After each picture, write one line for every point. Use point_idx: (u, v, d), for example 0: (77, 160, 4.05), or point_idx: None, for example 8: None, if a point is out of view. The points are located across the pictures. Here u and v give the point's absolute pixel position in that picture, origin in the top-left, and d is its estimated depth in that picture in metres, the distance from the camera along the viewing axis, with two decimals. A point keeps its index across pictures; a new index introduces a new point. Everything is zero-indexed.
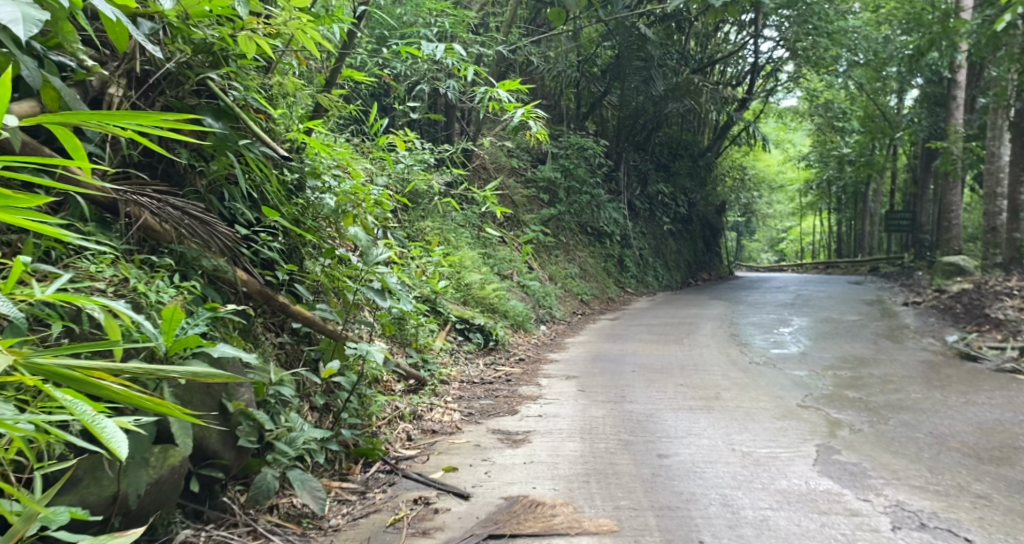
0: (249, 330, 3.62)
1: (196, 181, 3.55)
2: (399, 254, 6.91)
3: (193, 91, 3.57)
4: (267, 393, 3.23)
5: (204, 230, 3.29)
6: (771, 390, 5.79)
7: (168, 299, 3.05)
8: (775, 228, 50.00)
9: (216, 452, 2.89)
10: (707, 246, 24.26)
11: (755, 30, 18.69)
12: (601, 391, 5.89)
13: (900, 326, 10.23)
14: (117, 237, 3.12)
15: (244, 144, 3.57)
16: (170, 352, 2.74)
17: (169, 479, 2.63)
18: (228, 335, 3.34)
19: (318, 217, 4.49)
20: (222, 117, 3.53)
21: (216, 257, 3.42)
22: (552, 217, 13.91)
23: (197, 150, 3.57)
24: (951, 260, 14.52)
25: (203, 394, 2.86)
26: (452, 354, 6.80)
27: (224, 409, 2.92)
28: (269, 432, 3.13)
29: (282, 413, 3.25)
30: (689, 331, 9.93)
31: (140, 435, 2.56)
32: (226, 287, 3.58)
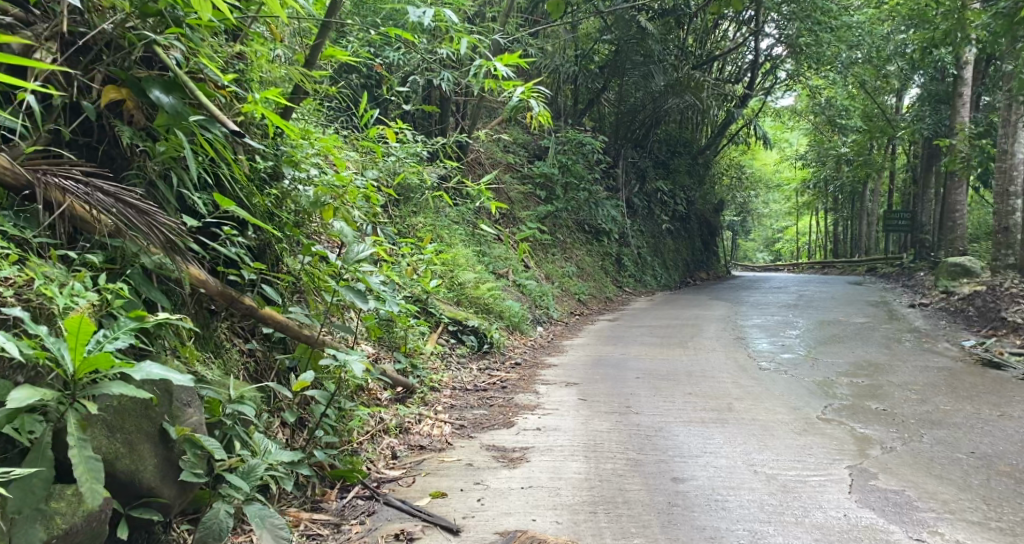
0: (206, 338, 3.28)
1: (143, 163, 3.15)
2: (388, 252, 6.50)
3: (145, 60, 3.20)
4: (224, 411, 2.94)
5: (142, 221, 2.89)
6: (788, 400, 5.39)
7: (82, 304, 2.64)
8: (770, 227, 49.71)
9: (152, 490, 2.57)
10: (705, 245, 23.86)
11: (755, 27, 18.30)
12: (604, 401, 5.47)
13: (910, 329, 9.85)
14: (33, 228, 2.74)
15: (197, 121, 3.16)
16: (79, 375, 2.42)
17: (84, 529, 2.34)
18: (178, 346, 2.97)
19: (296, 210, 4.08)
20: (172, 90, 3.13)
21: (157, 253, 3.00)
22: (550, 214, 13.48)
23: (145, 126, 3.19)
24: (957, 261, 14.16)
25: (137, 416, 2.58)
26: (443, 358, 6.38)
27: (164, 434, 2.64)
28: (220, 462, 2.81)
29: (240, 436, 2.94)
30: (691, 333, 9.54)
31: (33, 481, 2.28)
32: (177, 291, 3.17)
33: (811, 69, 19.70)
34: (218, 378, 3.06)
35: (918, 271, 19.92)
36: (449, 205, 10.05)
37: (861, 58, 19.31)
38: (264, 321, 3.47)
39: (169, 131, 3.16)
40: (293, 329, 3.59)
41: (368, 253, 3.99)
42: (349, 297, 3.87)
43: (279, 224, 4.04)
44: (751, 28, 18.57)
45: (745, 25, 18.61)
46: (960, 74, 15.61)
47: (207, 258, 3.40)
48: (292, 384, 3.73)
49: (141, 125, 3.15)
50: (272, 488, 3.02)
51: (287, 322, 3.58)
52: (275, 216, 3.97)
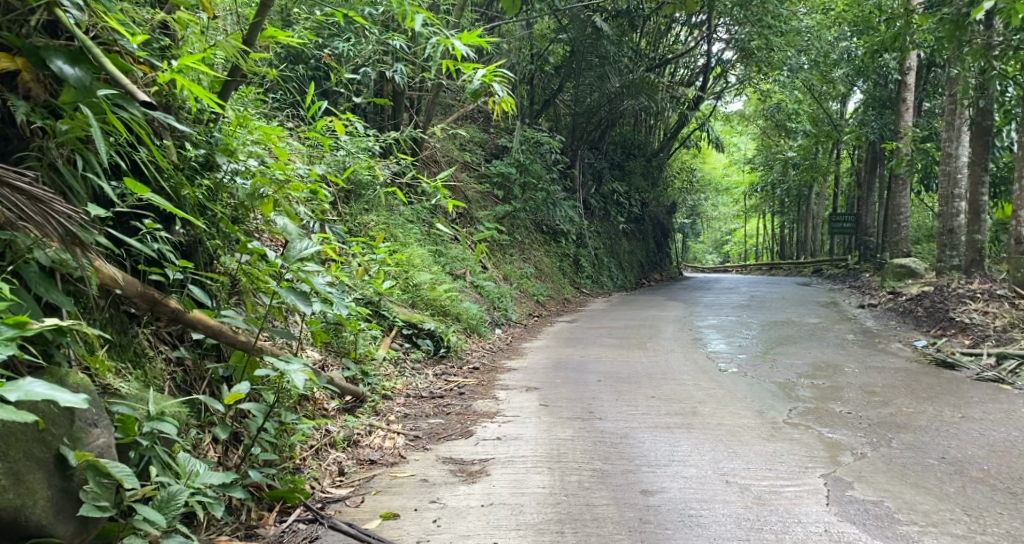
0: (124, 345, 3.01)
1: (43, 144, 2.80)
2: (338, 251, 6.18)
3: (48, 28, 2.88)
4: (142, 430, 2.65)
5: (37, 210, 2.47)
6: (753, 403, 5.23)
7: None
8: (721, 229, 50.35)
9: (44, 527, 2.30)
10: (659, 247, 23.90)
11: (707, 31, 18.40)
12: (566, 406, 5.25)
13: (863, 329, 9.86)
14: None
15: (103, 94, 2.81)
16: None
17: None
18: (85, 356, 2.68)
19: (232, 204, 3.86)
20: (79, 61, 2.81)
21: (54, 247, 2.65)
22: (507, 213, 13.23)
23: (49, 104, 2.88)
24: (904, 262, 14.35)
25: (30, 442, 2.33)
26: (397, 364, 6.07)
27: (62, 460, 2.37)
28: (131, 492, 2.51)
29: (156, 458, 2.66)
30: (651, 335, 9.41)
31: None
32: (89, 294, 2.88)
33: (760, 73, 19.90)
34: (136, 391, 2.79)
35: (864, 272, 20.23)
36: (402, 203, 9.74)
37: (808, 64, 19.58)
38: (194, 325, 3.20)
39: (75, 108, 2.84)
40: (228, 335, 3.34)
41: (313, 250, 3.73)
42: (291, 300, 3.61)
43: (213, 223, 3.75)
44: (702, 31, 18.65)
45: (695, 28, 18.70)
46: (903, 79, 15.87)
47: (123, 257, 3.12)
48: (227, 392, 3.50)
49: (41, 101, 2.82)
50: (198, 516, 2.75)
51: (220, 327, 3.30)
52: (208, 212, 3.69)
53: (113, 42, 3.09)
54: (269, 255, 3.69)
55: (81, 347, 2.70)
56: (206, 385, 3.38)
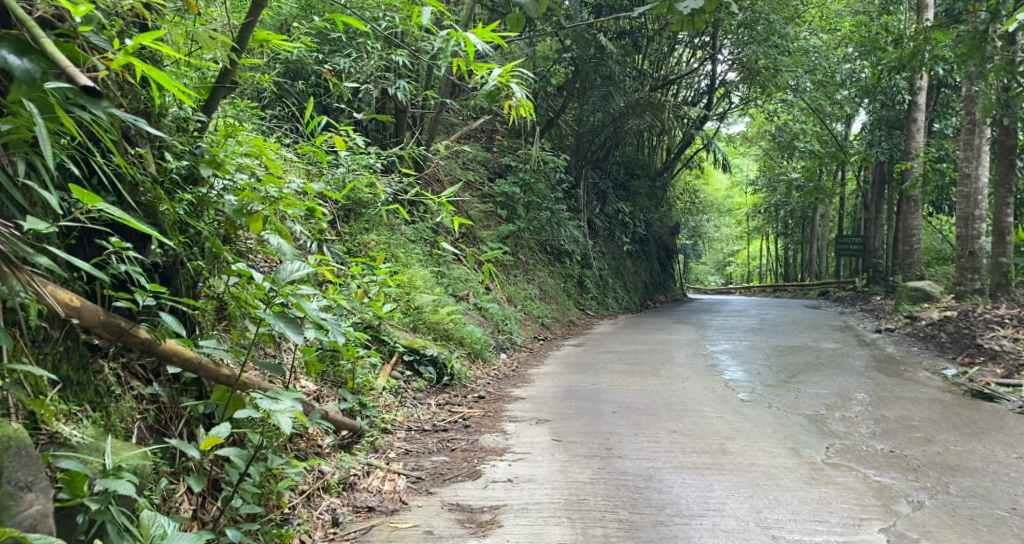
0: (83, 382, 2.69)
1: None
2: (335, 272, 5.83)
3: None
4: (90, 490, 2.35)
5: None
6: (786, 439, 4.85)
7: None
8: (722, 250, 50.08)
9: None
10: (663, 268, 23.53)
11: (711, 52, 18.16)
12: (581, 442, 4.86)
13: (883, 355, 9.46)
14: None
15: (52, 88, 2.41)
16: None
17: None
18: (31, 402, 2.39)
19: (217, 221, 3.53)
20: (29, 53, 2.37)
21: None
22: (511, 233, 12.88)
23: None
24: (918, 285, 13.98)
25: None
26: (397, 393, 5.68)
27: None
28: None
29: (111, 521, 2.33)
30: (663, 360, 9.02)
31: None
32: (44, 326, 2.57)
33: (763, 94, 19.65)
34: (90, 441, 2.50)
35: (875, 295, 19.81)
36: (404, 222, 9.40)
37: (813, 85, 19.35)
38: (166, 356, 2.90)
39: (21, 103, 2.44)
40: (205, 367, 3.04)
41: (304, 272, 3.34)
42: (278, 327, 3.20)
43: (198, 246, 3.41)
44: (706, 52, 18.45)
45: (698, 50, 18.52)
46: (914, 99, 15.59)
47: (86, 281, 2.81)
48: (207, 428, 3.20)
49: None
50: None
51: (198, 359, 3.02)
52: (189, 229, 3.35)
53: (75, 33, 2.77)
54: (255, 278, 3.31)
55: (23, 391, 2.40)
56: (183, 424, 3.09)
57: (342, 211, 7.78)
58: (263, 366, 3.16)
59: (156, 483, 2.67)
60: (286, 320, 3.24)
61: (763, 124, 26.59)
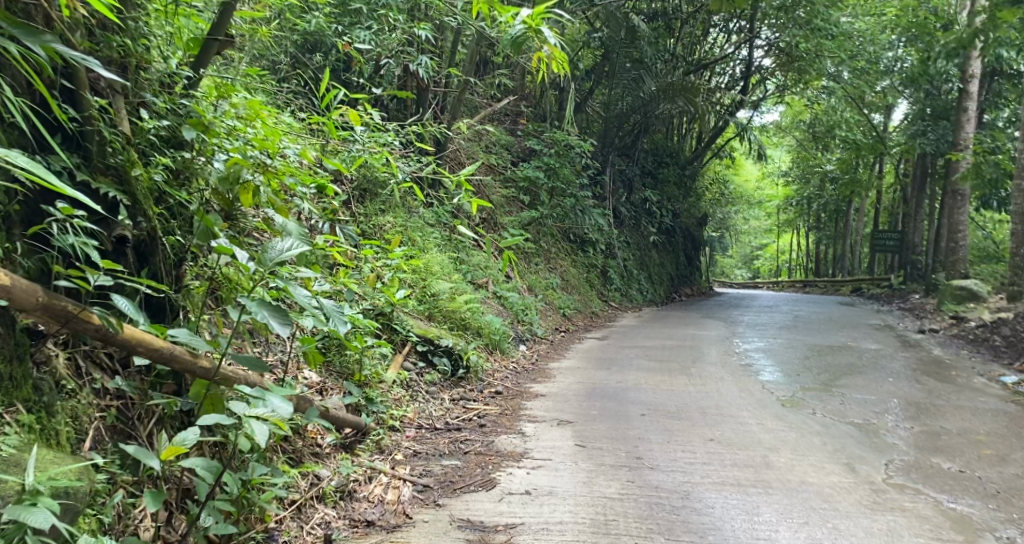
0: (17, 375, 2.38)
1: None
2: (343, 255, 5.45)
3: None
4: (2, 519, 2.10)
5: None
6: (840, 452, 4.36)
7: None
8: (750, 242, 49.13)
9: None
10: (689, 260, 22.89)
11: (748, 36, 17.49)
12: (607, 449, 4.40)
13: (931, 358, 8.88)
14: None
15: None
16: None
17: None
18: None
19: (204, 193, 3.16)
20: None
21: None
22: (534, 220, 12.42)
23: None
24: (963, 284, 13.31)
25: None
26: (408, 387, 5.28)
27: None
28: None
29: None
30: (693, 357, 8.53)
31: None
32: None
33: (797, 84, 18.95)
34: (13, 451, 2.25)
35: (912, 293, 19.07)
36: (423, 205, 8.98)
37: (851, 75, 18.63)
38: (128, 346, 2.53)
39: None
40: (180, 359, 2.68)
41: (294, 252, 2.99)
42: (257, 311, 2.80)
43: (183, 217, 3.12)
44: (742, 36, 17.77)
45: (734, 34, 17.87)
46: (965, 87, 14.89)
47: (28, 259, 2.52)
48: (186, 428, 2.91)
49: None
50: None
51: (170, 348, 2.67)
52: (169, 200, 3.03)
53: None
54: (238, 260, 2.97)
55: None
56: (154, 423, 2.80)
57: (356, 190, 7.39)
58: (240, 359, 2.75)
59: (107, 498, 2.46)
60: (270, 305, 2.86)
61: (797, 114, 25.81)
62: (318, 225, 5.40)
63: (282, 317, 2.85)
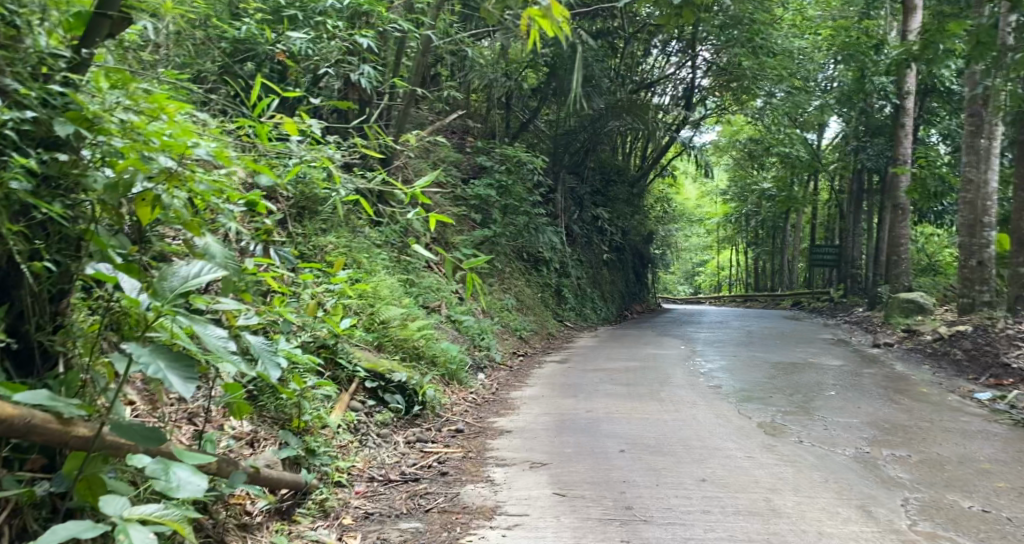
0: None
1: None
2: (281, 282, 4.80)
3: None
4: None
5: None
6: (850, 491, 3.91)
7: None
8: (692, 258, 49.40)
9: None
10: (636, 277, 22.61)
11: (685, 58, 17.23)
12: (590, 497, 3.86)
13: (899, 375, 8.59)
14: None
15: None
16: None
17: None
18: None
19: (78, 211, 2.83)
20: None
21: None
22: (485, 240, 11.87)
23: None
24: (913, 296, 13.23)
25: None
26: (357, 431, 4.62)
27: None
28: None
29: None
30: (661, 380, 8.08)
31: None
32: None
33: (734, 104, 18.86)
34: None
35: (859, 306, 19.12)
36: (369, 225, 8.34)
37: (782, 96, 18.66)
38: None
39: None
40: (39, 430, 2.33)
41: (203, 279, 2.80)
42: (140, 356, 2.47)
43: (57, 233, 2.79)
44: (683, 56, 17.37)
45: (673, 55, 17.47)
46: (905, 102, 14.95)
47: None
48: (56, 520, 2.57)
49: None
50: None
51: (26, 419, 2.31)
52: (33, 213, 2.67)
53: None
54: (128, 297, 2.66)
55: None
56: (7, 516, 2.46)
57: (295, 209, 6.72)
58: (123, 430, 2.46)
59: None
60: (167, 351, 2.55)
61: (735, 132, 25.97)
62: (250, 247, 4.74)
63: (182, 368, 2.52)
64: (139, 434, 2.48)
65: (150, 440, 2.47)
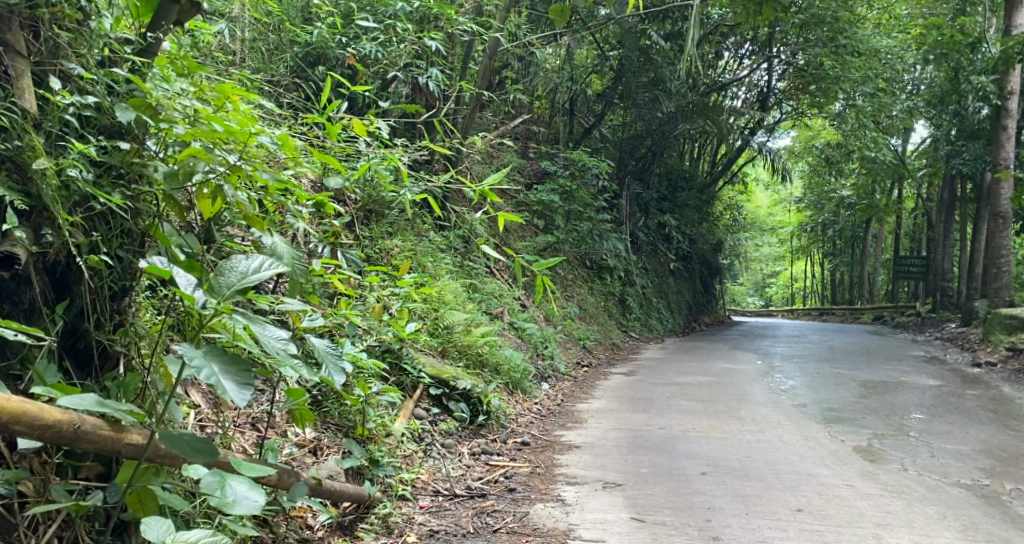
0: None
1: None
2: (347, 283, 4.60)
3: None
4: None
5: None
6: (972, 531, 3.48)
7: None
8: (761, 268, 47.95)
9: None
10: (704, 287, 21.92)
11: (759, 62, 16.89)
12: (673, 525, 3.52)
13: (1002, 398, 7.93)
14: None
15: None
16: None
17: None
18: None
19: (141, 205, 2.65)
20: None
21: None
22: (550, 246, 11.58)
23: None
24: (1012, 312, 12.33)
25: None
26: (420, 440, 4.38)
27: None
28: None
29: None
30: (738, 396, 7.63)
31: None
32: None
33: (812, 108, 18.13)
34: None
35: (948, 322, 18.05)
36: (432, 228, 8.15)
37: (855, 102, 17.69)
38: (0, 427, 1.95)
39: None
40: (89, 437, 2.12)
41: (259, 277, 2.51)
42: (190, 359, 2.22)
43: (119, 227, 2.59)
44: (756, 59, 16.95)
45: (746, 58, 17.12)
46: (1006, 103, 14.02)
47: None
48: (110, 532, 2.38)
49: None
50: None
51: (72, 425, 2.09)
52: (92, 204, 2.47)
53: None
54: (183, 295, 2.41)
55: None
56: (57, 528, 2.28)
57: (361, 210, 6.56)
58: (172, 442, 2.18)
59: None
60: (221, 355, 2.30)
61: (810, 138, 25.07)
62: (316, 248, 4.55)
63: (235, 374, 2.26)
64: (190, 446, 2.20)
65: (203, 454, 2.19)
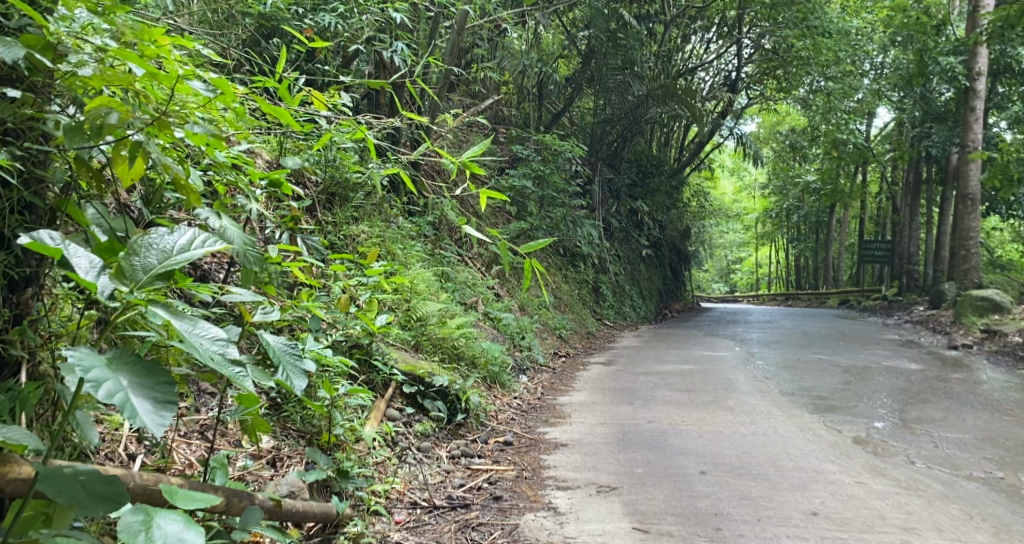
0: None
1: None
2: (309, 273, 4.12)
3: None
4: None
5: None
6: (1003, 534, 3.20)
7: None
8: (725, 254, 48.09)
9: None
10: (674, 274, 21.69)
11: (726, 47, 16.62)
12: (680, 536, 3.17)
13: (988, 382, 7.75)
14: None
15: None
16: None
17: None
18: None
19: (39, 172, 2.17)
20: None
21: None
22: (523, 233, 11.18)
23: None
24: (984, 294, 12.26)
25: None
26: (394, 445, 3.96)
27: None
28: None
29: None
30: (724, 385, 7.33)
31: None
32: None
33: (777, 93, 17.90)
34: None
35: (915, 304, 18.08)
36: (401, 215, 7.70)
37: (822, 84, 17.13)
38: None
39: None
40: None
41: (182, 259, 2.07)
42: (90, 371, 1.79)
43: (13, 197, 2.12)
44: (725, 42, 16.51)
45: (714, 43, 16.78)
46: (973, 84, 13.84)
47: None
48: None
49: None
50: None
51: None
52: None
53: None
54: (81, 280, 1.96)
55: None
56: None
57: (323, 195, 6.07)
58: (62, 484, 1.81)
59: None
60: (133, 365, 1.87)
61: (774, 124, 24.98)
62: (273, 233, 4.07)
63: (152, 391, 1.83)
64: (86, 490, 1.83)
65: (101, 500, 1.81)
